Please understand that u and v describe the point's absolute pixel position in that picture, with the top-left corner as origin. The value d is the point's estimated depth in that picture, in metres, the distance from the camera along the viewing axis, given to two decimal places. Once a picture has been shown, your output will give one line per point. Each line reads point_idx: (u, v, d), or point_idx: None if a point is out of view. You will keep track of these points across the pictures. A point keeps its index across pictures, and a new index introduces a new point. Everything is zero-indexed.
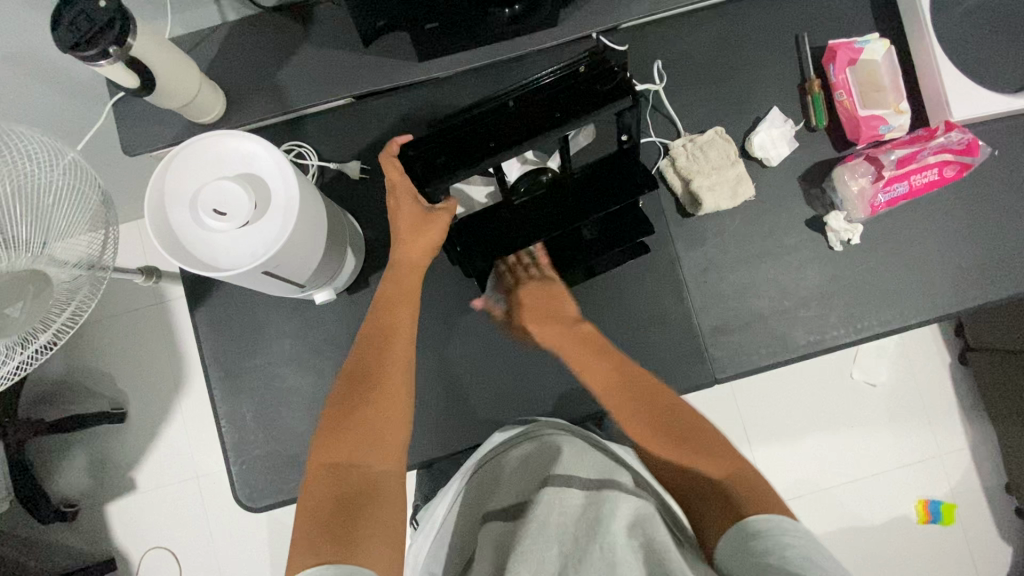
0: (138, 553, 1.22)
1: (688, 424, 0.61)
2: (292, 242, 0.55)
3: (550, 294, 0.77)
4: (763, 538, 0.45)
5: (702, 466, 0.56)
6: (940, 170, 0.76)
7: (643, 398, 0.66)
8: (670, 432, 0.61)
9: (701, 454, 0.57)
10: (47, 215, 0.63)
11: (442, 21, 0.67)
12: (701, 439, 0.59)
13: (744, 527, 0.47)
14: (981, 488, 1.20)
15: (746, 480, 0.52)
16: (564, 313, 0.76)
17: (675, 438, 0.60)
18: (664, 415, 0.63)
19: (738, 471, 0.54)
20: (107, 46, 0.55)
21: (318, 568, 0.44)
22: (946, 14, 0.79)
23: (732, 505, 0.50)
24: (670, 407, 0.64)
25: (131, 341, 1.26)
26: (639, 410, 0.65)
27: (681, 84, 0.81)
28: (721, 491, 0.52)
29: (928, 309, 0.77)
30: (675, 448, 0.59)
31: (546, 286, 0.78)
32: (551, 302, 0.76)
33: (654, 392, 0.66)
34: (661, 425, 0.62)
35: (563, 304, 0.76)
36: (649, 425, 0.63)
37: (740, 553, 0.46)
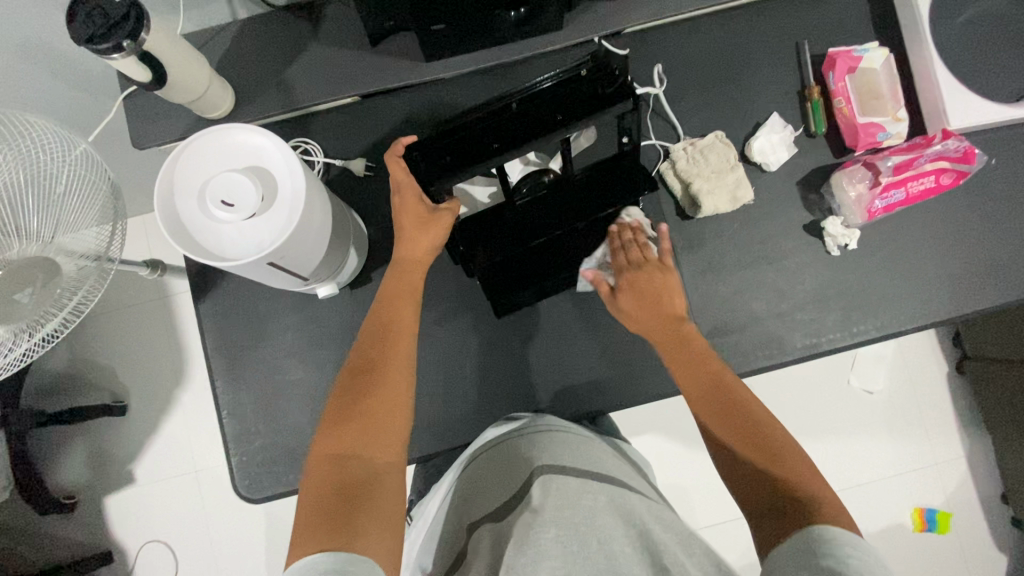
0: (136, 545, 1.22)
1: (770, 429, 0.56)
2: (299, 234, 0.56)
3: (662, 282, 0.68)
4: (830, 543, 0.43)
5: (781, 482, 0.51)
6: (937, 178, 0.77)
7: (719, 397, 0.59)
8: (751, 442, 0.55)
9: (782, 466, 0.53)
10: (58, 206, 0.65)
11: (449, 22, 0.68)
12: (783, 450, 0.54)
13: (795, 542, 0.45)
14: (977, 497, 1.20)
15: (824, 502, 0.48)
16: (670, 305, 0.67)
17: (753, 445, 0.55)
18: (743, 416, 0.57)
19: (819, 491, 0.50)
20: (120, 40, 0.56)
21: (319, 555, 0.45)
22: (946, 24, 0.80)
23: (799, 524, 0.47)
24: (749, 408, 0.58)
25: (134, 334, 1.27)
26: (713, 407, 0.59)
27: (683, 88, 0.83)
28: (792, 510, 0.48)
29: (924, 314, 0.78)
30: (755, 457, 0.54)
31: (663, 272, 0.69)
32: (662, 293, 0.68)
33: (729, 388, 0.60)
34: (741, 430, 0.56)
35: (672, 297, 0.68)
36: (725, 424, 0.57)
37: (788, 560, 0.44)
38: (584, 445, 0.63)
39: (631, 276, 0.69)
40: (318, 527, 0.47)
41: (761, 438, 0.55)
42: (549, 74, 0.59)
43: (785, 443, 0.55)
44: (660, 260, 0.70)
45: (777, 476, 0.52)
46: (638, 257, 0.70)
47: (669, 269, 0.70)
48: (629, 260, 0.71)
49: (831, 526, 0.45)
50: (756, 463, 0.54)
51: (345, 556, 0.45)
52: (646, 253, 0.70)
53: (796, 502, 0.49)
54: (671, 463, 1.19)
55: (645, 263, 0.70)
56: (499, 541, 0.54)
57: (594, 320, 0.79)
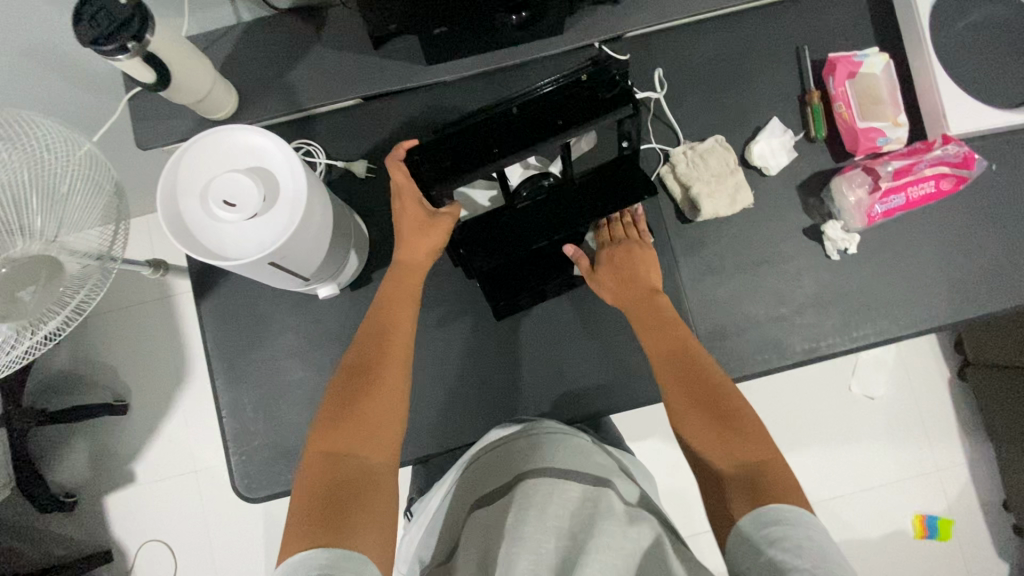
0: (136, 545, 1.23)
1: (722, 396, 0.57)
2: (300, 234, 0.56)
3: (640, 257, 0.72)
4: (780, 525, 0.43)
5: (727, 453, 0.53)
6: (937, 183, 0.77)
7: (679, 368, 0.61)
8: (709, 411, 0.56)
9: (730, 434, 0.54)
10: (62, 205, 0.65)
11: (450, 25, 0.69)
12: (734, 417, 0.55)
13: (740, 522, 0.46)
14: (979, 504, 1.20)
15: (766, 473, 0.49)
16: (647, 278, 0.71)
17: (704, 412, 0.56)
18: (698, 385, 0.59)
19: (764, 460, 0.51)
20: (125, 42, 0.57)
21: (312, 550, 0.45)
22: (946, 30, 0.80)
23: (741, 497, 0.48)
24: (706, 378, 0.59)
25: (137, 334, 1.28)
26: (671, 376, 0.60)
27: (684, 92, 0.83)
28: (741, 484, 0.49)
29: (923, 319, 0.78)
30: (705, 425, 0.55)
31: (639, 248, 0.72)
32: (638, 267, 0.71)
33: (690, 361, 0.61)
34: (700, 399, 0.57)
35: (650, 270, 0.71)
36: (680, 393, 0.59)
37: (744, 547, 0.44)
38: (583, 448, 0.63)
39: (611, 250, 0.73)
40: (310, 523, 0.47)
41: (714, 406, 0.56)
42: (551, 78, 0.61)
43: (737, 412, 0.55)
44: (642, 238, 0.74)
45: (725, 446, 0.53)
46: (621, 234, 0.75)
47: (647, 245, 0.73)
48: (612, 236, 0.75)
49: (770, 500, 0.46)
50: (706, 432, 0.55)
51: (337, 553, 0.45)
52: (627, 230, 0.74)
53: (740, 473, 0.51)
54: (671, 466, 1.19)
55: (626, 239, 0.74)
56: (489, 546, 0.54)
57: (593, 322, 0.79)
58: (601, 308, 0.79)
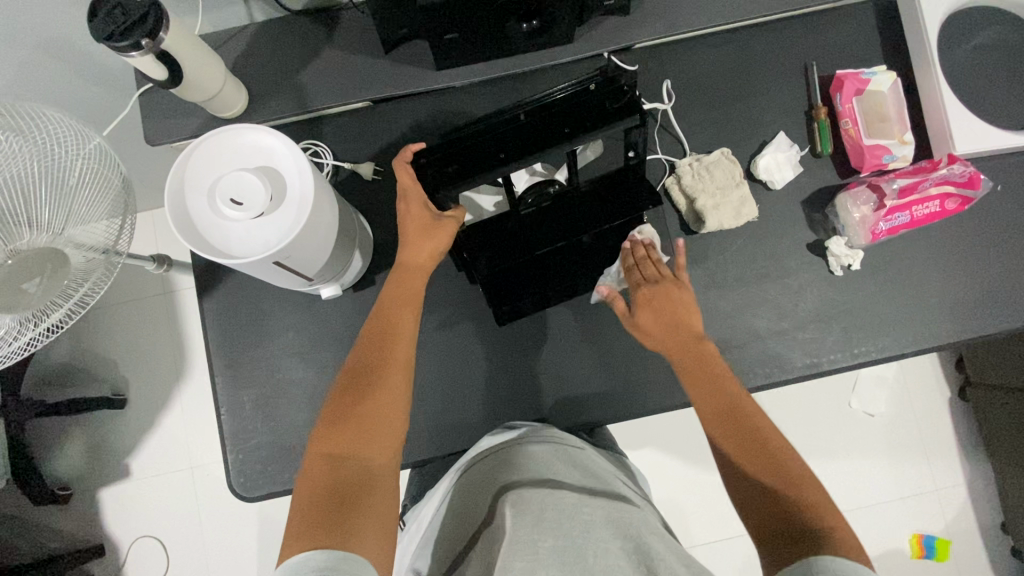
0: (129, 539, 1.22)
1: (784, 451, 0.54)
2: (305, 235, 0.56)
3: (680, 299, 0.68)
4: (844, 573, 0.41)
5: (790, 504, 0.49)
6: (942, 203, 0.77)
7: (734, 415, 0.58)
8: (763, 464, 0.54)
9: (794, 489, 0.51)
10: (71, 198, 0.65)
11: (461, 31, 0.70)
12: (797, 473, 0.52)
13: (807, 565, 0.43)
14: (977, 525, 1.19)
15: (838, 529, 0.46)
16: (688, 322, 0.67)
17: (765, 465, 0.53)
18: (752, 438, 0.56)
19: (832, 516, 0.48)
20: (139, 38, 0.58)
21: (308, 553, 0.45)
22: (953, 51, 0.81)
23: (809, 549, 0.45)
24: (763, 430, 0.56)
25: (138, 329, 1.28)
26: (725, 425, 0.58)
27: (691, 104, 0.83)
28: (805, 537, 0.46)
29: (925, 338, 0.78)
30: (768, 479, 0.52)
31: (675, 287, 0.69)
32: (679, 310, 0.67)
33: (742, 409, 0.59)
34: (756, 451, 0.55)
35: (689, 313, 0.68)
36: (736, 441, 0.56)
37: None
38: (577, 457, 0.63)
39: (647, 292, 0.69)
40: (310, 524, 0.47)
41: (772, 461, 0.53)
42: (561, 86, 0.62)
43: (793, 466, 0.53)
44: (676, 280, 0.70)
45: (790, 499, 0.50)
46: (654, 274, 0.70)
47: (683, 285, 0.70)
48: (643, 277, 0.70)
49: (844, 553, 0.43)
50: (769, 484, 0.52)
51: (337, 555, 0.45)
52: (660, 269, 0.70)
53: (808, 526, 0.47)
54: (667, 478, 1.19)
55: (661, 279, 0.69)
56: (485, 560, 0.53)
57: (595, 331, 0.79)
58: (603, 316, 0.79)
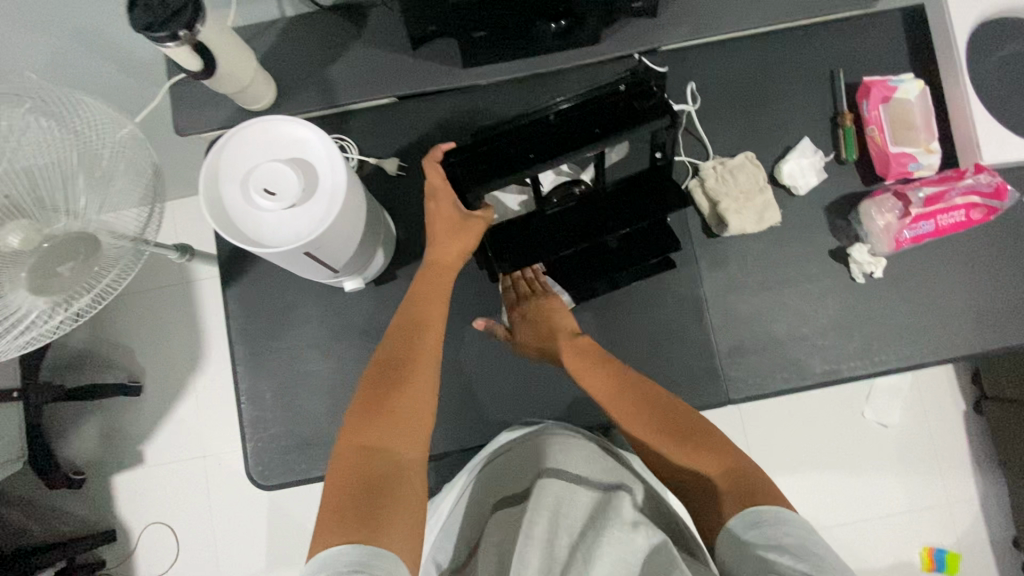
0: (141, 526, 1.24)
1: (680, 417, 0.59)
2: (336, 226, 0.57)
3: (550, 307, 0.74)
4: (764, 526, 0.46)
5: (708, 464, 0.54)
6: (967, 213, 0.77)
7: (632, 397, 0.62)
8: (673, 430, 0.57)
9: (703, 450, 0.55)
10: (106, 184, 0.67)
11: (489, 29, 0.71)
12: (697, 435, 0.56)
13: (730, 528, 0.49)
14: (989, 539, 1.18)
15: (746, 478, 0.52)
16: (557, 325, 0.72)
17: (667, 436, 0.57)
18: (656, 412, 0.60)
19: (745, 467, 0.53)
20: (177, 30, 0.58)
21: (347, 546, 0.45)
22: (981, 61, 0.80)
23: (738, 503, 0.50)
24: (661, 404, 0.60)
25: (156, 318, 1.29)
26: (627, 410, 0.61)
27: (716, 108, 0.83)
28: (737, 489, 0.51)
29: (945, 348, 0.78)
30: (678, 447, 0.56)
31: (544, 299, 0.75)
32: (549, 316, 0.73)
33: (640, 390, 0.62)
34: (665, 423, 0.58)
35: (560, 317, 0.73)
36: (642, 422, 0.60)
37: (733, 550, 0.47)
38: (597, 455, 0.65)
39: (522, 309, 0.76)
40: (346, 516, 0.48)
41: (681, 428, 0.57)
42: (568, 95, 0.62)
43: (701, 429, 0.57)
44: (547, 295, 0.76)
45: (703, 463, 0.54)
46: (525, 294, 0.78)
47: (553, 295, 0.76)
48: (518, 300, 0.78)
49: (758, 505, 0.48)
50: (680, 452, 0.56)
51: (368, 550, 0.45)
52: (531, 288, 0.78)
53: (725, 482, 0.52)
54: None
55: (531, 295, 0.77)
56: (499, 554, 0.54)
57: (614, 331, 0.79)
58: (624, 317, 0.79)
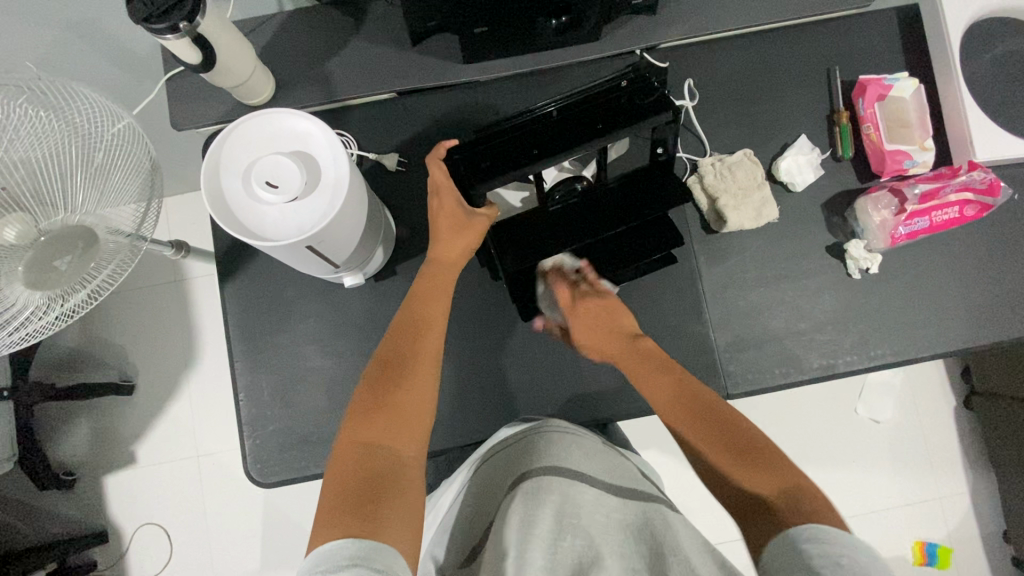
0: (134, 525, 1.22)
1: (740, 432, 0.58)
2: (339, 219, 0.57)
3: (611, 308, 0.75)
4: (821, 543, 0.44)
5: (760, 481, 0.53)
6: (961, 209, 0.78)
7: (688, 406, 0.62)
8: (727, 442, 0.57)
9: (759, 466, 0.54)
10: (103, 176, 0.66)
11: (490, 25, 0.71)
12: (758, 453, 0.55)
13: (785, 536, 0.47)
14: (979, 533, 1.20)
15: (807, 499, 0.50)
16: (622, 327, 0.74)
17: (727, 449, 0.57)
18: (716, 424, 0.59)
19: (802, 486, 0.52)
20: (177, 22, 0.58)
21: (344, 540, 0.45)
22: (974, 59, 0.82)
23: (785, 521, 0.49)
24: (719, 416, 0.60)
25: (148, 315, 1.28)
26: (686, 419, 0.61)
27: (714, 105, 0.84)
28: (791, 506, 0.50)
29: (940, 342, 0.79)
30: (734, 462, 0.55)
31: (601, 298, 0.75)
32: (611, 318, 0.74)
33: (699, 401, 0.62)
34: (721, 434, 0.58)
35: (621, 317, 0.74)
36: (700, 434, 0.59)
37: (783, 557, 0.46)
38: (598, 451, 0.64)
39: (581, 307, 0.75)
40: (343, 512, 0.48)
41: (735, 441, 0.57)
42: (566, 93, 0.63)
43: (758, 444, 0.56)
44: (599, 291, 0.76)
45: (756, 478, 0.53)
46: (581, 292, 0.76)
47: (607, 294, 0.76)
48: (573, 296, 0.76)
49: (817, 523, 0.47)
50: (737, 468, 0.55)
51: (366, 543, 0.45)
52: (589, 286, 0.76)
53: (784, 500, 0.51)
54: (673, 479, 1.19)
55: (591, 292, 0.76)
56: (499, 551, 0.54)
57: None
58: None
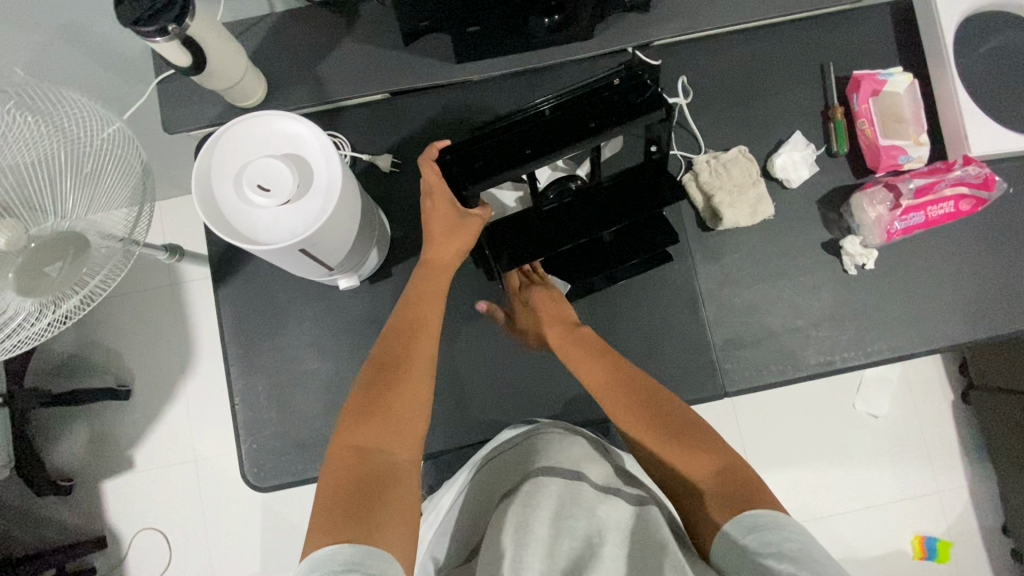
0: (132, 531, 1.22)
1: (671, 412, 0.59)
2: (332, 223, 0.56)
3: (553, 298, 0.75)
4: (764, 532, 0.46)
5: (693, 465, 0.55)
6: (956, 204, 0.78)
7: (627, 385, 0.62)
8: (663, 424, 0.58)
9: (693, 448, 0.55)
10: (93, 181, 0.65)
11: (483, 24, 0.70)
12: (690, 432, 0.57)
13: (725, 534, 0.49)
14: (978, 527, 1.20)
15: (739, 484, 0.52)
16: (561, 313, 0.73)
17: (660, 431, 0.58)
18: (652, 405, 0.60)
19: (734, 467, 0.54)
20: (166, 24, 0.57)
21: (338, 546, 0.45)
22: (968, 53, 0.81)
23: (721, 511, 0.50)
24: (658, 397, 0.61)
25: (143, 320, 1.28)
26: (621, 402, 0.61)
27: (709, 103, 0.84)
28: (729, 493, 0.51)
29: (937, 337, 0.79)
30: (668, 445, 0.57)
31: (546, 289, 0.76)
32: (552, 304, 0.74)
33: (633, 381, 0.63)
34: (656, 416, 0.59)
35: (562, 306, 0.74)
36: (631, 412, 0.60)
37: (732, 555, 0.47)
38: (594, 452, 0.64)
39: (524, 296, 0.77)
40: (338, 516, 0.47)
41: (668, 422, 0.58)
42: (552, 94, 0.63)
43: (691, 425, 0.57)
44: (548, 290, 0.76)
45: (690, 461, 0.55)
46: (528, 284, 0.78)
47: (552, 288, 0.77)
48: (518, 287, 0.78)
49: (753, 510, 0.49)
50: (670, 451, 0.56)
51: (362, 549, 0.45)
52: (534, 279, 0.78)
53: (716, 485, 0.53)
54: None
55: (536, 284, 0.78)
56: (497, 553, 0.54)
57: (611, 325, 0.79)
58: (620, 312, 0.79)
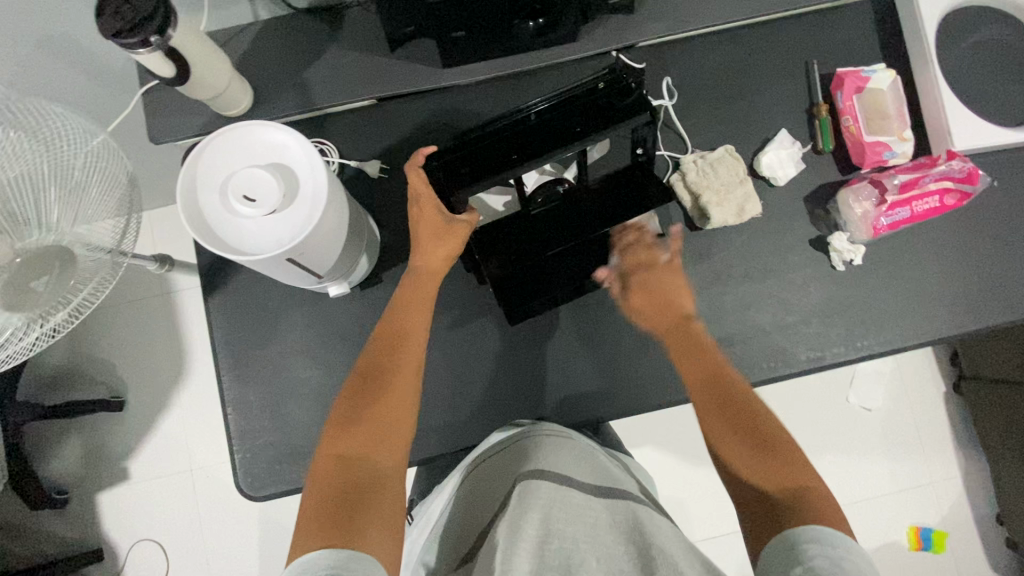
0: (129, 542, 1.21)
1: (753, 418, 0.57)
2: (318, 232, 0.56)
3: (671, 282, 0.71)
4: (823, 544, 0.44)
5: (768, 472, 0.52)
6: (941, 198, 0.79)
7: (710, 384, 0.61)
8: (740, 428, 0.56)
9: (770, 457, 0.53)
10: (78, 194, 0.65)
11: (469, 30, 0.70)
12: (769, 441, 0.55)
13: (784, 538, 0.46)
14: (972, 516, 1.21)
15: (811, 498, 0.49)
16: (677, 303, 0.70)
17: (737, 433, 0.56)
18: (734, 406, 0.58)
19: (807, 484, 0.51)
20: (147, 36, 0.57)
21: (322, 551, 0.45)
22: (949, 49, 0.82)
23: (784, 521, 0.48)
24: (743, 402, 0.58)
25: (135, 330, 1.27)
26: (704, 399, 0.60)
27: (695, 103, 0.84)
28: (797, 504, 0.49)
29: (926, 331, 0.79)
30: (743, 447, 0.55)
31: (664, 270, 0.72)
32: (670, 292, 0.70)
33: (719, 379, 0.61)
34: (735, 417, 0.57)
35: (680, 295, 0.70)
36: (713, 411, 0.59)
37: (780, 558, 0.45)
38: (584, 454, 0.65)
39: (640, 274, 0.72)
40: (322, 524, 0.48)
41: (748, 426, 0.56)
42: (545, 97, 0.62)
43: (770, 434, 0.55)
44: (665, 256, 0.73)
45: (768, 469, 0.52)
46: (642, 258, 0.73)
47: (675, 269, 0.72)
48: (636, 260, 0.73)
49: (817, 523, 0.46)
50: (744, 455, 0.54)
51: (345, 553, 0.45)
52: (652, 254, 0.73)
53: (784, 492, 0.50)
54: (668, 475, 1.20)
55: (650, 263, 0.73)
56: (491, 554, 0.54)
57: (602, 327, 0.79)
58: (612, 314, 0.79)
